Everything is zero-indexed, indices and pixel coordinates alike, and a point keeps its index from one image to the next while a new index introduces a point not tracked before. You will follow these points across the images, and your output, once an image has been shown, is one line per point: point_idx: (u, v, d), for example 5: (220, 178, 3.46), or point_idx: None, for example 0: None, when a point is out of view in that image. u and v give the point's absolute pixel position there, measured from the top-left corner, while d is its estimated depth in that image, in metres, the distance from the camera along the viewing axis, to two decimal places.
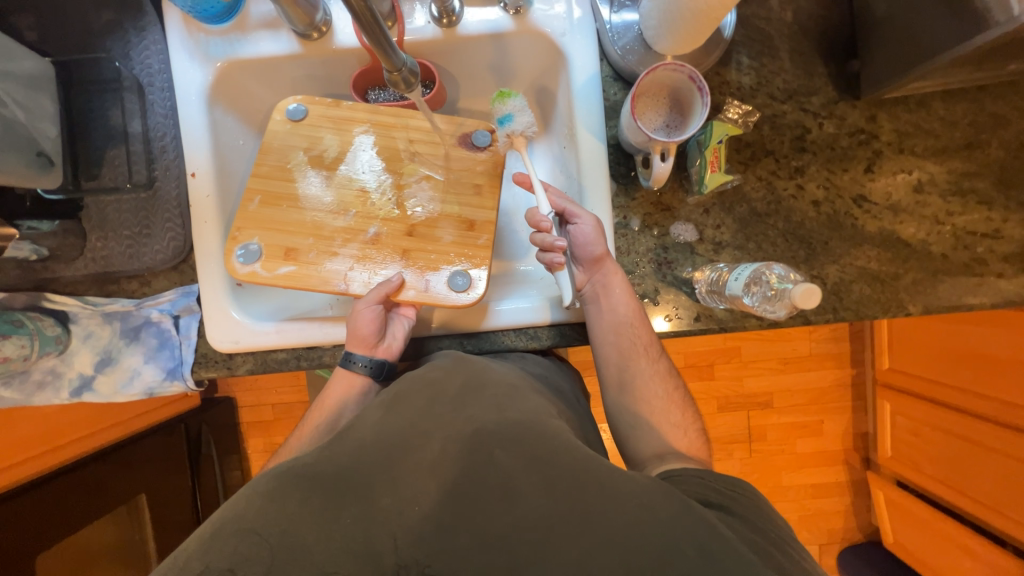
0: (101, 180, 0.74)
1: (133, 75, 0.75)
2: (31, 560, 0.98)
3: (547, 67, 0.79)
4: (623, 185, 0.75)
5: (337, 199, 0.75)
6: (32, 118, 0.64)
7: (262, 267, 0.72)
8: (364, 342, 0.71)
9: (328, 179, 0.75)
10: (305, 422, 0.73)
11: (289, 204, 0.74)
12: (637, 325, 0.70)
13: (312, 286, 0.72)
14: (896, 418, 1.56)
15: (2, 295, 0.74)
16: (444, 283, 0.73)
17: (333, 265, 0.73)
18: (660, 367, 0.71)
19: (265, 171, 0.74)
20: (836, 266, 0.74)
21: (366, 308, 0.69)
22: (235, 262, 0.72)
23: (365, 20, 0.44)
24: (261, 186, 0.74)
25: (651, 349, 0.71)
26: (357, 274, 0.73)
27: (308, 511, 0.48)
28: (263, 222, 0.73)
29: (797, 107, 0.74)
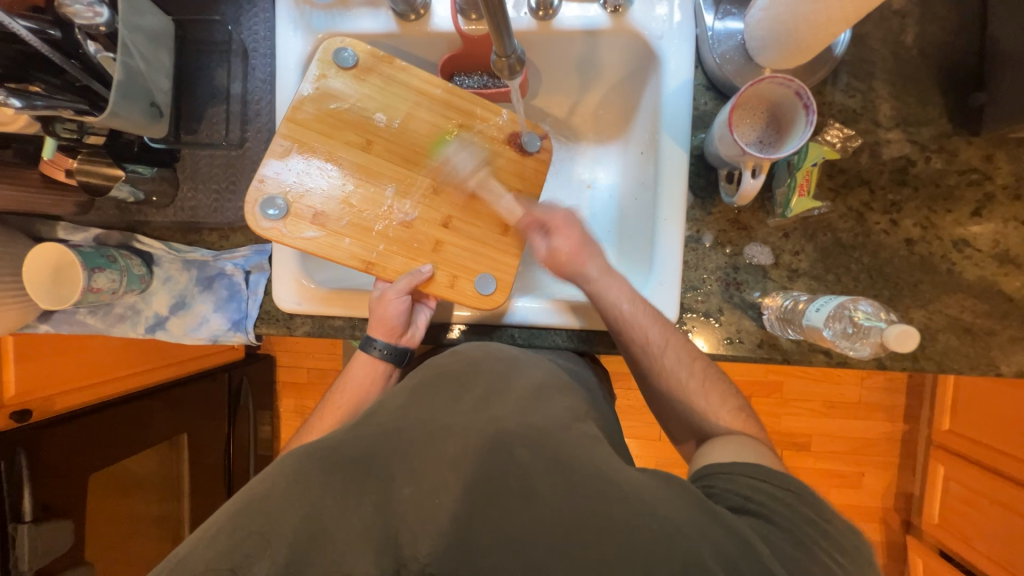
0: (199, 135, 0.79)
1: (241, 40, 0.79)
2: (84, 477, 1.07)
3: (637, 69, 0.78)
4: (700, 199, 0.73)
5: (368, 165, 0.72)
6: (152, 70, 0.68)
7: (286, 226, 0.68)
8: (389, 331, 0.71)
9: (365, 146, 0.72)
10: (328, 401, 0.73)
11: (323, 157, 0.71)
12: (629, 325, 0.66)
13: (332, 256, 0.69)
14: (948, 484, 1.44)
15: (99, 232, 0.81)
16: (472, 285, 0.71)
17: (363, 236, 0.70)
18: (671, 361, 0.65)
19: (303, 121, 0.71)
20: (923, 312, 0.69)
21: (396, 300, 0.69)
22: (261, 215, 0.68)
23: (493, 9, 0.45)
24: (297, 135, 0.71)
25: (655, 345, 0.65)
26: (380, 250, 0.70)
27: (331, 494, 0.49)
28: (293, 174, 0.70)
29: (903, 136, 0.69)
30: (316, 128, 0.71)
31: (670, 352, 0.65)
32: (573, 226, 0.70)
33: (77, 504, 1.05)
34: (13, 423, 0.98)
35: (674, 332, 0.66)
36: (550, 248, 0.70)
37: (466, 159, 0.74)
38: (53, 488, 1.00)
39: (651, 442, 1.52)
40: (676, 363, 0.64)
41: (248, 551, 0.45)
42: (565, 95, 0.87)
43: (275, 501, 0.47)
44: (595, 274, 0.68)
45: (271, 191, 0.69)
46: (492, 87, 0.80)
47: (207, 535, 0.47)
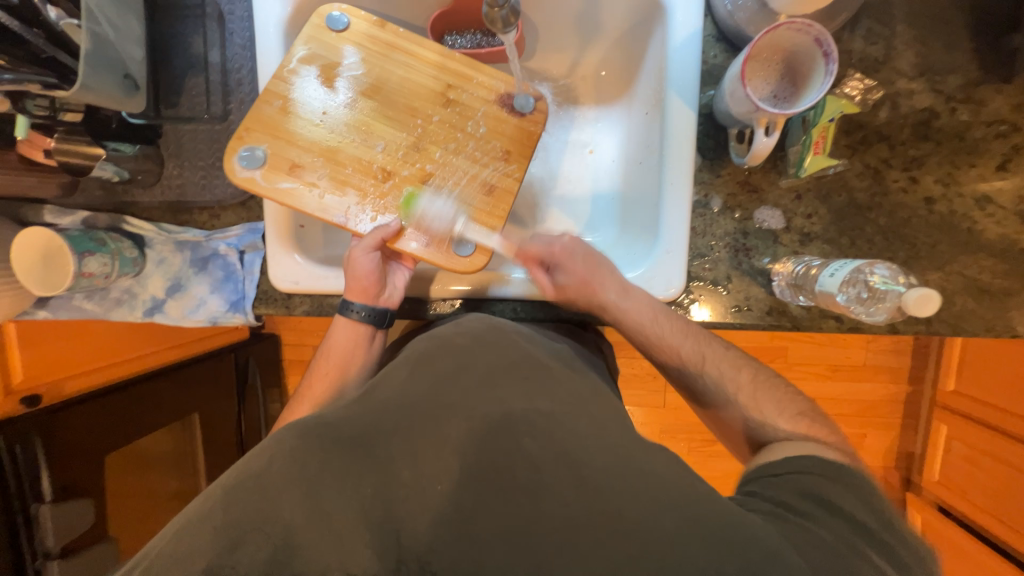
0: (180, 109, 0.76)
1: (215, 3, 0.74)
2: (99, 458, 1.08)
3: (641, 21, 0.72)
4: (708, 160, 0.69)
5: (358, 125, 0.68)
6: (123, 37, 0.64)
7: (262, 174, 0.65)
8: (364, 291, 0.69)
9: (353, 106, 0.68)
10: (313, 372, 0.72)
11: (307, 117, 0.67)
12: (662, 347, 0.66)
13: (303, 208, 0.65)
14: (951, 443, 1.46)
15: (87, 215, 0.78)
16: (450, 249, 0.66)
17: (330, 190, 0.66)
18: (714, 377, 0.64)
19: (289, 77, 0.68)
20: (940, 274, 0.66)
21: (364, 256, 0.66)
22: (236, 162, 0.65)
23: None
24: (284, 91, 0.67)
25: (692, 363, 0.65)
26: (352, 206, 0.66)
27: (331, 471, 0.48)
28: (276, 129, 0.67)
29: (928, 86, 0.65)
30: (324, 89, 0.68)
31: (707, 362, 0.65)
32: (574, 254, 0.69)
33: (95, 483, 1.08)
34: (24, 408, 1.00)
35: (711, 345, 0.66)
36: (556, 283, 0.68)
37: (443, 208, 0.67)
38: (70, 470, 1.02)
39: (655, 410, 1.53)
40: (719, 379, 0.64)
41: (246, 528, 0.44)
42: (564, 53, 0.82)
43: (276, 481, 0.47)
44: (614, 299, 0.66)
45: (254, 140, 0.66)
46: (486, 46, 0.75)
47: (205, 510, 0.46)
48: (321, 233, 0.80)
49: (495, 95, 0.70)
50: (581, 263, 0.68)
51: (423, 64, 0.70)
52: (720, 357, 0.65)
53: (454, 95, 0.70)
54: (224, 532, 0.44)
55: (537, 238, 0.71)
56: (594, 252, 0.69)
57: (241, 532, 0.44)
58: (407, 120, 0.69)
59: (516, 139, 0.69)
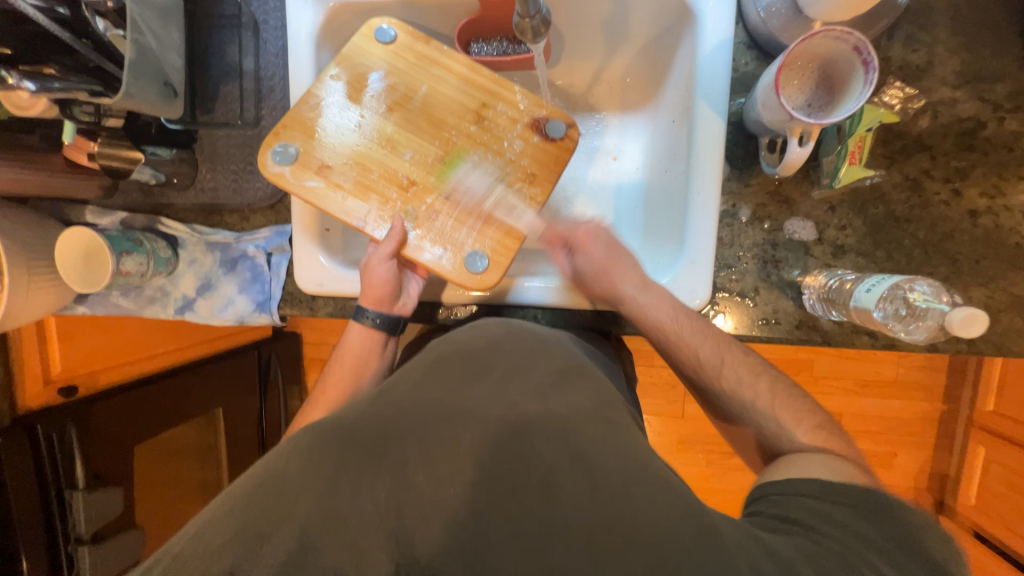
0: (214, 115, 0.78)
1: (251, 13, 0.77)
2: (129, 449, 1.12)
3: (670, 28, 0.71)
4: (737, 169, 0.67)
5: (390, 134, 0.69)
6: (164, 47, 0.66)
7: (291, 170, 0.66)
8: (378, 299, 0.70)
9: (387, 114, 0.69)
10: (327, 374, 0.73)
11: (341, 121, 0.68)
12: (677, 346, 0.64)
13: (325, 208, 0.66)
14: (989, 466, 1.38)
15: (125, 216, 0.81)
16: (463, 260, 0.66)
17: (353, 192, 0.67)
18: (730, 382, 0.62)
19: (330, 80, 0.69)
20: (983, 290, 0.63)
21: (377, 266, 0.66)
22: (270, 156, 0.67)
23: None
24: (322, 93, 0.69)
25: (709, 365, 0.63)
26: (374, 211, 0.67)
27: (347, 473, 0.48)
28: (311, 128, 0.68)
29: (973, 95, 0.62)
30: (361, 99, 0.69)
31: (724, 368, 0.62)
32: (597, 240, 0.69)
33: (123, 474, 1.11)
34: (62, 399, 1.06)
35: (729, 348, 0.63)
36: (574, 266, 0.69)
37: (478, 180, 0.68)
38: (101, 460, 1.06)
39: (672, 420, 1.50)
40: (736, 384, 0.61)
41: (267, 524, 0.45)
42: (589, 60, 0.82)
43: (298, 483, 0.47)
44: (633, 293, 0.66)
45: (288, 136, 0.68)
46: (512, 53, 0.75)
47: (226, 507, 0.47)
48: (345, 237, 0.81)
49: (526, 120, 0.70)
50: (601, 250, 0.68)
51: (461, 83, 0.70)
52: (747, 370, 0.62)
53: (487, 114, 0.70)
54: (243, 528, 0.45)
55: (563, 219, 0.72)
56: (615, 240, 0.69)
57: (262, 529, 0.45)
58: (439, 133, 0.69)
59: (547, 163, 0.69)
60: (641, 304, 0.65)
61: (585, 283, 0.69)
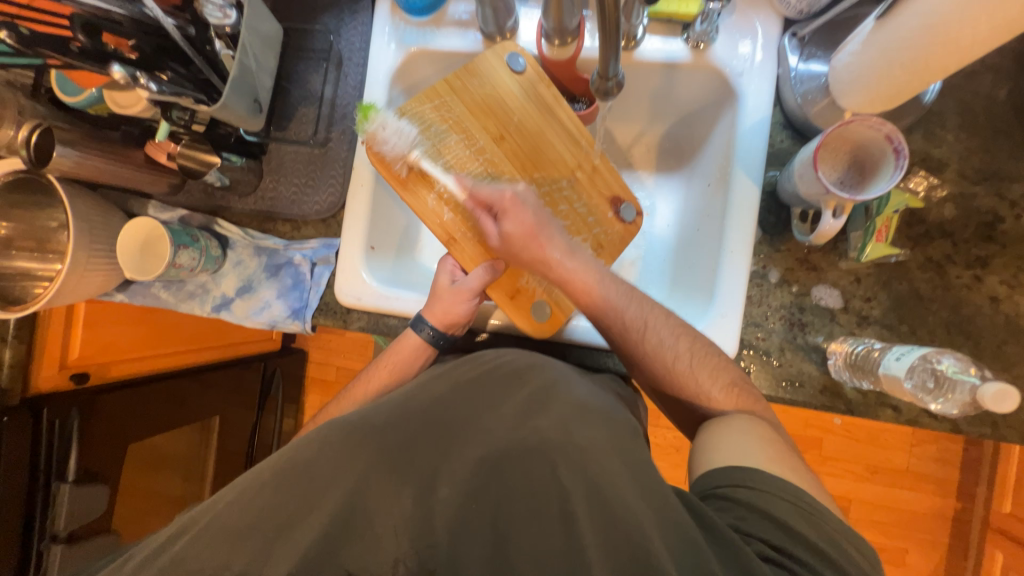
0: (287, 133, 0.85)
1: (338, 50, 0.86)
2: (124, 445, 1.10)
3: (712, 103, 0.79)
4: (769, 235, 0.72)
5: (491, 161, 0.74)
6: (260, 69, 0.74)
7: (400, 162, 0.70)
8: (448, 320, 0.72)
9: (497, 139, 0.74)
10: (375, 366, 0.75)
11: (456, 134, 0.74)
12: (605, 309, 0.65)
13: (417, 209, 0.71)
14: (1007, 573, 1.31)
15: (185, 213, 0.87)
16: (530, 307, 0.73)
17: (446, 202, 0.72)
18: (653, 343, 0.64)
19: (459, 93, 0.73)
20: (1005, 374, 0.65)
21: (467, 296, 0.71)
22: (381, 143, 0.69)
23: (612, 33, 0.50)
24: (447, 102, 0.73)
25: (634, 330, 0.64)
26: (465, 230, 0.72)
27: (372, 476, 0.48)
28: (429, 134, 0.73)
29: (991, 191, 0.68)
30: (481, 118, 0.73)
31: (646, 330, 0.64)
32: (523, 207, 0.67)
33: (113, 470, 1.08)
34: (73, 384, 1.06)
35: (654, 310, 0.65)
36: (501, 231, 0.67)
37: (403, 130, 0.70)
38: (96, 452, 1.03)
39: (675, 485, 1.46)
40: (658, 345, 0.63)
41: (296, 516, 0.45)
42: (634, 124, 0.89)
43: (323, 487, 0.47)
44: (559, 258, 0.66)
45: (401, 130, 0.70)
46: None
47: (242, 497, 0.46)
48: (387, 257, 0.85)
49: (609, 195, 0.75)
50: (512, 220, 0.66)
51: (562, 130, 0.74)
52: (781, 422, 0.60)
53: (578, 174, 0.75)
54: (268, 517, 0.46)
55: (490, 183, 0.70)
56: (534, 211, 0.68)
57: (282, 523, 0.45)
58: (534, 173, 0.74)
59: (612, 240, 0.76)
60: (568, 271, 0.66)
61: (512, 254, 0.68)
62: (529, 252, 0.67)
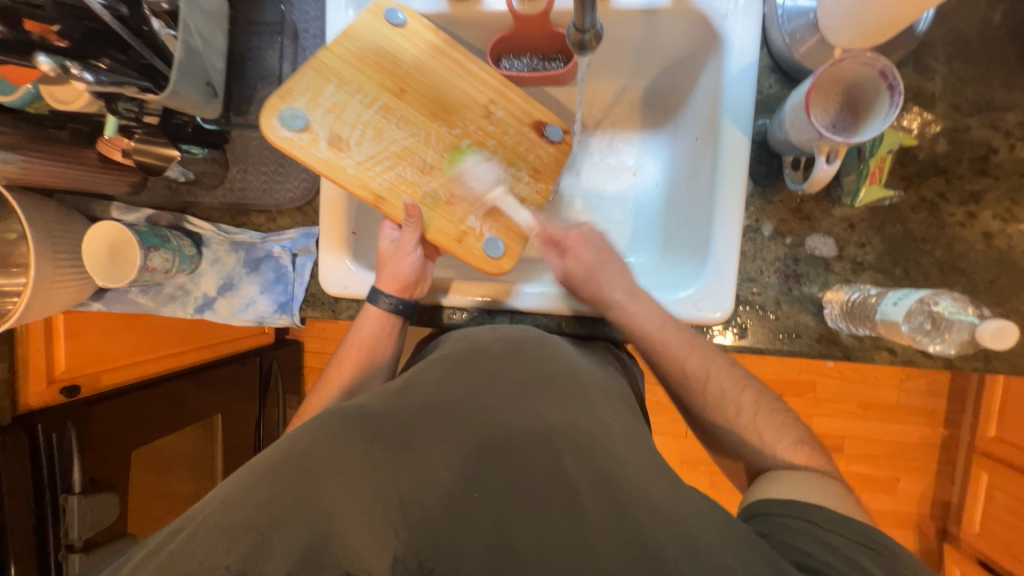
0: (249, 117, 0.80)
1: (291, 21, 0.79)
2: (127, 453, 1.09)
3: (696, 51, 0.75)
4: (760, 186, 0.70)
5: (403, 114, 0.68)
6: (209, 49, 0.68)
7: (306, 139, 0.64)
8: (400, 283, 0.69)
9: (398, 94, 0.69)
10: (340, 357, 0.72)
11: (357, 96, 0.67)
12: (662, 355, 0.64)
13: (344, 182, 0.64)
14: (992, 492, 1.38)
15: (151, 212, 0.82)
16: (480, 245, 0.68)
17: (369, 164, 0.65)
18: (715, 392, 0.62)
19: (342, 54, 0.67)
20: (998, 308, 0.66)
21: (407, 253, 0.68)
22: (279, 125, 0.63)
23: None
24: (333, 66, 0.67)
25: (695, 377, 0.63)
26: (394, 189, 0.66)
27: (369, 462, 0.45)
28: (325, 101, 0.66)
29: (985, 123, 0.66)
30: (379, 77, 0.68)
31: (708, 376, 0.63)
32: (587, 245, 0.71)
33: (121, 478, 1.08)
34: (64, 398, 1.04)
35: (716, 360, 0.64)
36: (565, 267, 0.71)
37: (482, 175, 0.69)
38: (100, 462, 1.03)
39: (676, 438, 1.50)
40: (721, 396, 0.62)
41: None
42: (614, 79, 0.85)
43: None
44: (621, 299, 0.67)
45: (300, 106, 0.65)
46: (542, 69, 0.78)
47: None
48: (369, 242, 0.82)
49: (530, 122, 0.72)
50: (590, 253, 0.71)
51: (466, 73, 0.70)
52: (779, 416, 0.62)
53: (496, 109, 0.71)
54: None
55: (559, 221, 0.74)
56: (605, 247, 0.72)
57: (282, 513, 0.42)
58: (444, 117, 0.70)
59: None
60: (632, 314, 0.66)
61: (577, 291, 0.71)
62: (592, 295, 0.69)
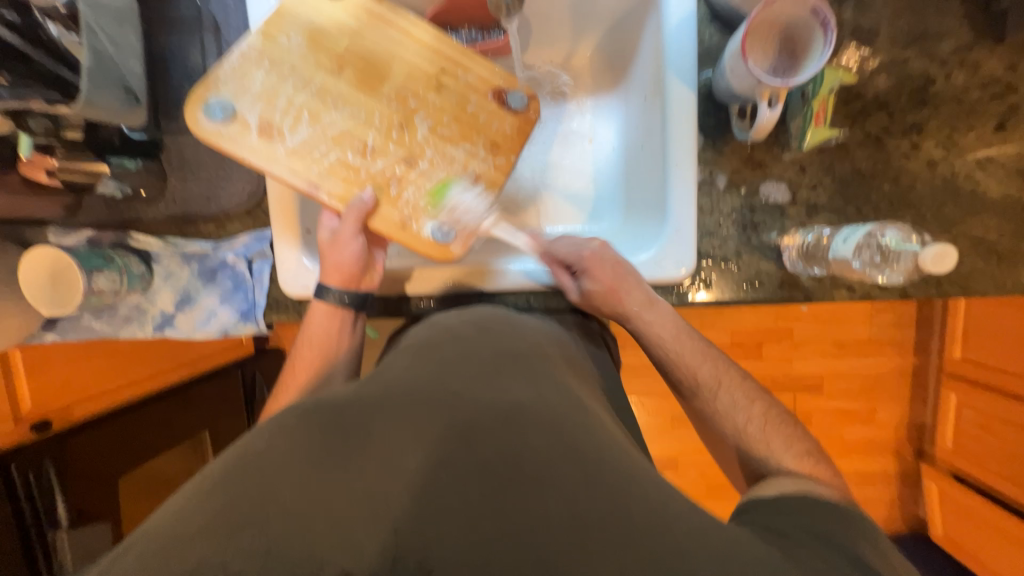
0: (180, 121, 0.76)
1: (211, 13, 0.75)
2: (112, 482, 1.07)
3: (634, 8, 0.74)
4: (711, 139, 0.70)
5: (346, 95, 0.65)
6: (122, 51, 0.64)
7: (235, 130, 0.61)
8: (344, 274, 0.68)
9: (337, 73, 0.65)
10: (294, 360, 0.71)
11: (294, 77, 0.64)
12: (677, 364, 0.67)
13: (273, 173, 0.61)
14: (961, 410, 1.47)
15: (92, 233, 0.77)
16: (428, 232, 0.64)
17: (304, 151, 0.62)
18: (725, 403, 0.64)
19: (277, 34, 0.64)
20: (947, 235, 0.67)
21: (349, 242, 0.65)
22: (203, 116, 0.60)
23: None
24: (268, 49, 0.64)
25: (706, 387, 0.65)
26: (330, 176, 0.63)
27: (337, 461, 0.45)
28: (258, 88, 0.62)
29: (922, 52, 0.66)
30: (317, 54, 0.65)
31: (719, 390, 0.65)
32: (603, 263, 0.68)
33: (109, 507, 1.06)
34: (35, 435, 0.99)
35: (726, 370, 0.66)
36: (582, 289, 0.69)
37: (473, 205, 0.66)
38: (85, 495, 1.01)
39: (663, 399, 1.53)
40: (731, 406, 0.64)
41: None
42: (558, 45, 0.83)
43: None
44: (637, 311, 0.67)
45: (226, 95, 0.61)
46: (482, 41, 0.75)
47: None
48: None
49: (489, 89, 0.68)
50: (606, 271, 0.67)
51: (412, 43, 0.67)
52: None
53: (447, 80, 0.68)
54: None
55: (567, 241, 0.70)
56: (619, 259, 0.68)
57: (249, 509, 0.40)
58: (390, 94, 0.66)
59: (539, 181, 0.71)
60: (653, 328, 0.67)
61: (590, 306, 0.70)
62: (608, 309, 0.69)
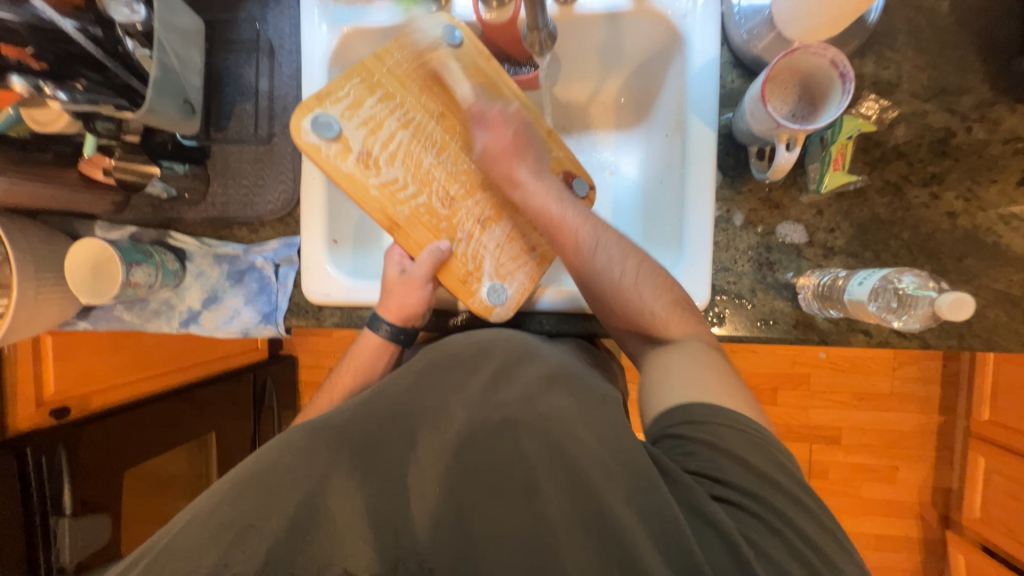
0: (228, 132, 0.82)
1: (267, 37, 0.81)
2: (119, 474, 1.08)
3: (660, 53, 0.77)
4: (729, 177, 0.72)
5: (439, 140, 0.68)
6: (185, 67, 0.70)
7: (336, 151, 0.64)
8: (400, 312, 0.70)
9: (438, 118, 0.68)
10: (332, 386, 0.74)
11: (399, 115, 0.67)
12: (558, 228, 0.63)
13: (360, 199, 0.65)
14: (989, 475, 1.38)
15: (134, 229, 0.83)
16: (485, 288, 0.69)
17: (393, 188, 0.66)
18: (603, 261, 0.61)
19: (390, 66, 0.66)
20: (969, 286, 0.67)
21: (418, 286, 0.68)
22: (309, 133, 0.63)
23: None
24: (387, 82, 0.66)
25: (586, 245, 0.62)
26: (414, 218, 0.67)
27: None
28: (367, 118, 0.65)
29: (942, 107, 0.68)
30: (422, 95, 0.68)
31: (603, 252, 0.61)
32: (505, 125, 0.66)
33: (113, 500, 1.07)
34: (54, 420, 1.03)
35: (609, 233, 0.62)
36: (481, 143, 0.66)
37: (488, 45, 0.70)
38: (93, 485, 1.02)
39: None
40: (608, 263, 0.61)
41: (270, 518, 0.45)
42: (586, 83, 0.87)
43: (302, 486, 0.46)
44: (524, 179, 0.64)
45: (337, 119, 0.64)
46: (513, 75, 0.80)
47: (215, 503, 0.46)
48: (354, 248, 0.83)
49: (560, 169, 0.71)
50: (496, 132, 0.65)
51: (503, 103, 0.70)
52: None
53: None
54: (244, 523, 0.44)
55: (486, 101, 0.67)
56: (514, 124, 0.66)
57: None
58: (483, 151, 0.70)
59: None
60: (535, 199, 0.64)
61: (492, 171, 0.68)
62: (500, 174, 0.66)
